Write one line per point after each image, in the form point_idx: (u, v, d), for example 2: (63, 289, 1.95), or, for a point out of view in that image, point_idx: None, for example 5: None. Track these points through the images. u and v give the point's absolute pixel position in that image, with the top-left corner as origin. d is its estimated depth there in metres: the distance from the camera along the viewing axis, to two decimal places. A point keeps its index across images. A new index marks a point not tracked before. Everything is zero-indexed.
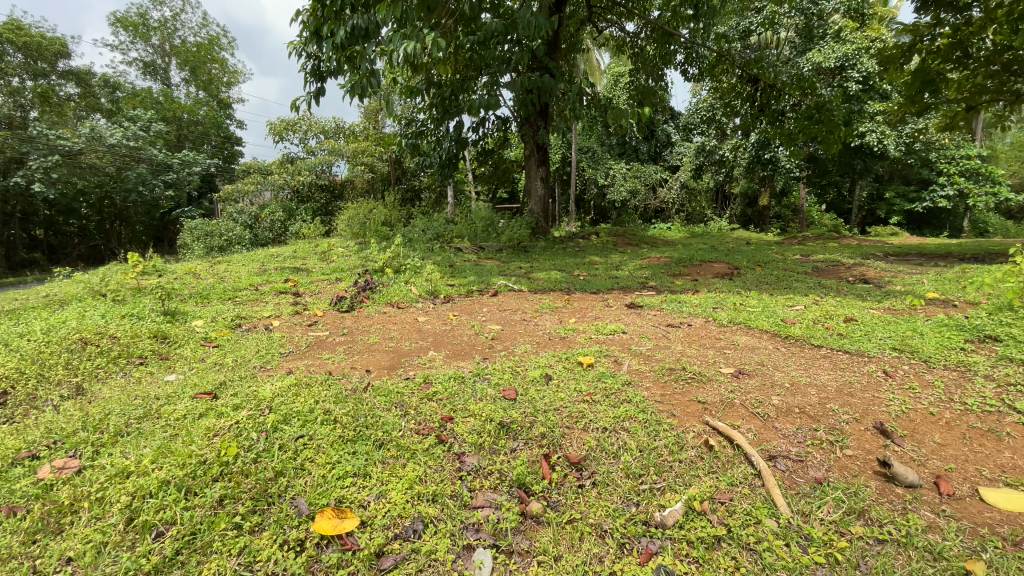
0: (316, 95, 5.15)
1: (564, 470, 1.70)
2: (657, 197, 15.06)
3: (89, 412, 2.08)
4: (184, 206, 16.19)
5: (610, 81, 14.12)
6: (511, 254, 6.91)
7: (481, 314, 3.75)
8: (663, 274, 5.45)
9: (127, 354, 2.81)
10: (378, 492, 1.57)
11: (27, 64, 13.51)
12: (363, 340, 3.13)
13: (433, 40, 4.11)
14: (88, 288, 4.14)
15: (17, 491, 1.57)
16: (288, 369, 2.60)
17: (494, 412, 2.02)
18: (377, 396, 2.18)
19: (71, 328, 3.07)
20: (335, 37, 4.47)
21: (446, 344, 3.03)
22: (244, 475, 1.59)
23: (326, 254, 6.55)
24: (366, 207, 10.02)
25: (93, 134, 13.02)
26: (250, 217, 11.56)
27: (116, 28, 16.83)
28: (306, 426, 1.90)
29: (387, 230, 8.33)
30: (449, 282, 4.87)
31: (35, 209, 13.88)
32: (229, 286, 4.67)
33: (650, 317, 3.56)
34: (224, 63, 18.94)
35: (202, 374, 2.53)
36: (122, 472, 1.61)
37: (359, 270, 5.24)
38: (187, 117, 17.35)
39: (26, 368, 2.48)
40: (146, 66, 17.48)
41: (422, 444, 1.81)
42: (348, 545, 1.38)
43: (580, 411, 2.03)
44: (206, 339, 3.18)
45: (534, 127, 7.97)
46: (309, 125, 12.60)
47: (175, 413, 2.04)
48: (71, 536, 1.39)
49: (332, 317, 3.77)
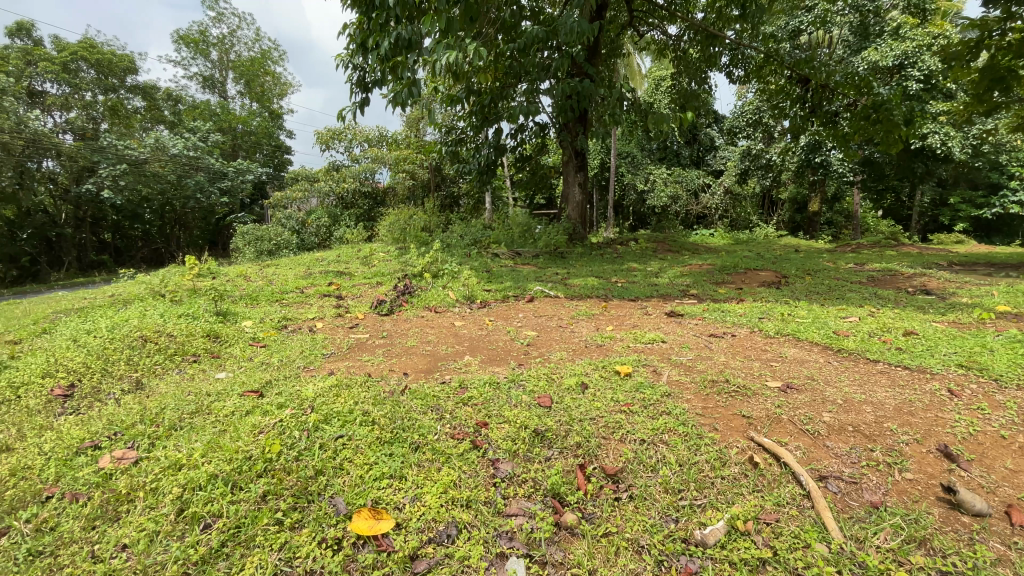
0: (361, 105, 5.34)
1: (599, 482, 1.66)
2: (700, 203, 14.66)
3: (146, 406, 2.20)
4: (237, 211, 17.06)
5: (650, 84, 13.94)
6: (548, 260, 6.88)
7: (517, 321, 3.74)
8: (705, 281, 5.31)
9: (183, 351, 2.98)
10: (414, 495, 1.58)
11: (99, 80, 14.51)
12: (400, 343, 3.19)
13: (474, 49, 4.15)
14: (149, 289, 4.42)
15: (80, 478, 1.68)
16: (330, 370, 2.68)
17: (530, 420, 2.01)
18: (413, 399, 2.21)
19: (134, 325, 3.28)
20: (380, 48, 4.62)
21: (481, 349, 3.03)
22: (286, 472, 1.65)
23: (368, 259, 6.74)
24: (406, 213, 10.24)
25: (157, 145, 14.06)
26: (298, 223, 12.10)
27: (180, 44, 17.95)
28: (345, 427, 1.94)
29: (426, 235, 8.49)
30: (485, 287, 4.89)
31: (103, 214, 14.67)
32: (277, 289, 4.87)
33: (692, 326, 3.45)
34: (276, 76, 19.93)
35: (250, 373, 2.64)
36: (174, 465, 1.69)
37: (398, 275, 5.34)
38: (241, 127, 18.35)
39: (92, 364, 2.67)
40: (205, 80, 18.53)
41: (457, 449, 1.82)
42: (383, 547, 1.40)
43: (617, 421, 1.99)
44: (254, 339, 3.32)
45: (572, 133, 7.94)
46: (353, 134, 12.99)
47: (224, 410, 2.13)
48: (127, 524, 1.47)
49: (372, 320, 3.87)
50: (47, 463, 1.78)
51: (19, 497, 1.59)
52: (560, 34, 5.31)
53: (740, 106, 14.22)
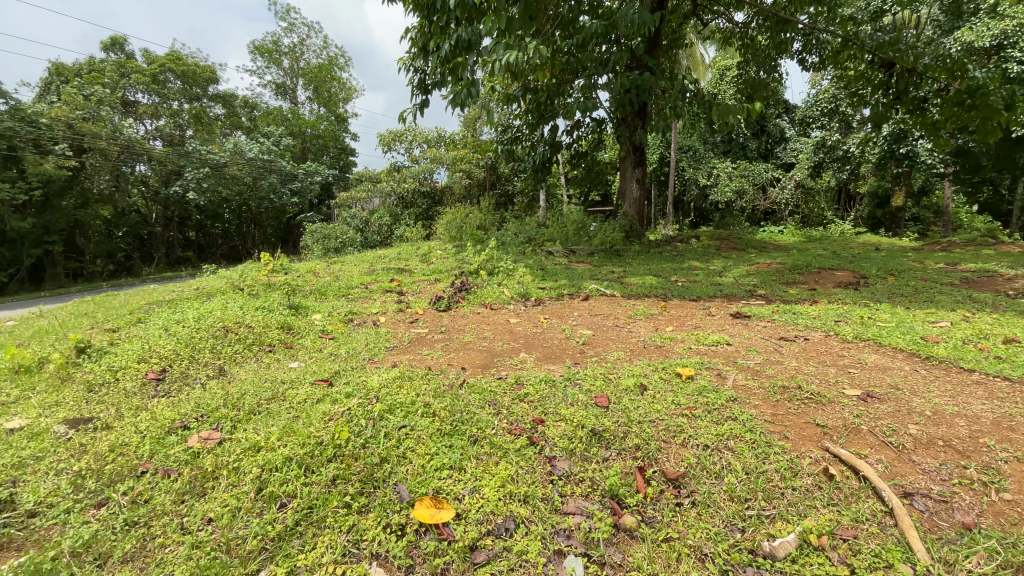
0: (421, 107, 5.49)
1: (660, 486, 1.63)
2: (768, 198, 13.89)
3: (229, 391, 2.39)
4: (306, 211, 18.06)
5: (714, 75, 13.36)
6: (604, 258, 6.80)
7: (572, 319, 3.72)
8: (774, 281, 5.04)
9: (260, 341, 3.20)
10: (472, 487, 1.62)
11: (185, 90, 15.75)
12: (458, 338, 3.26)
13: (534, 47, 4.15)
14: (230, 284, 4.77)
15: (172, 456, 1.85)
16: (392, 362, 2.79)
17: (588, 419, 1.99)
18: (471, 394, 2.25)
19: (217, 317, 3.56)
20: (440, 51, 4.74)
21: (537, 347, 3.04)
22: (354, 458, 1.74)
23: (427, 257, 6.93)
24: (463, 212, 10.41)
25: (235, 149, 15.14)
26: (362, 222, 12.84)
27: (256, 55, 19.20)
28: (408, 417, 2.02)
29: (481, 233, 8.62)
30: (540, 284, 4.90)
31: (189, 214, 15.88)
32: (343, 285, 5.12)
33: (759, 329, 3.29)
34: (342, 81, 20.88)
35: (320, 363, 2.80)
36: (254, 447, 1.83)
37: (455, 272, 5.46)
38: (310, 131, 19.43)
39: (182, 351, 2.93)
40: (278, 87, 19.71)
41: (514, 445, 1.84)
42: (444, 536, 1.44)
43: (678, 425, 1.94)
44: (323, 331, 3.51)
45: (631, 128, 7.75)
46: (413, 135, 13.37)
47: (297, 397, 2.27)
48: (212, 499, 1.60)
49: (431, 315, 3.99)
50: (144, 441, 1.96)
51: (118, 471, 1.77)
52: (619, 27, 5.19)
53: (814, 94, 13.34)
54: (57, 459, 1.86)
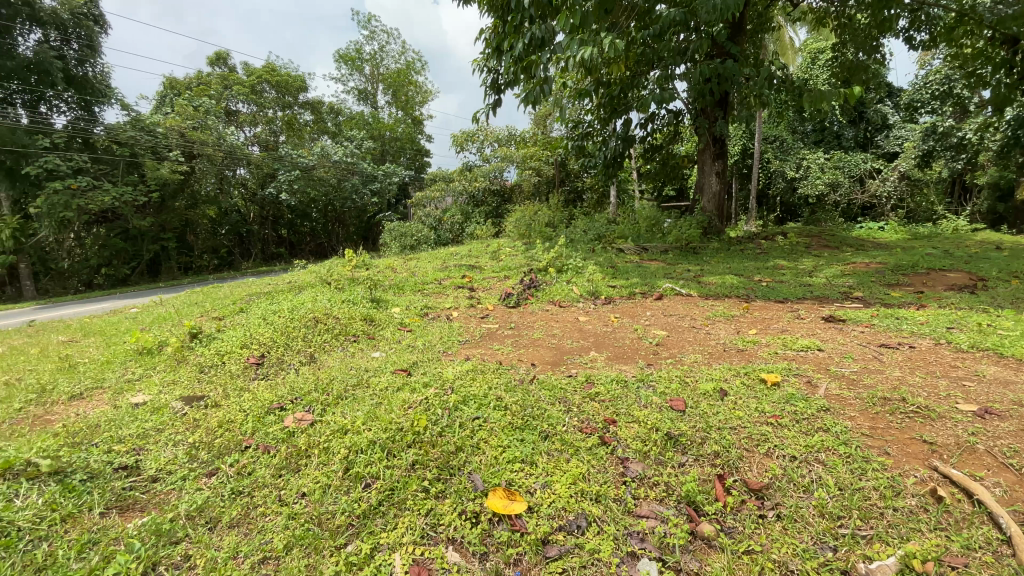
0: (494, 107, 5.58)
1: (740, 496, 1.55)
2: (866, 190, 12.70)
3: (319, 377, 2.59)
4: (385, 210, 19.01)
5: (805, 59, 12.39)
6: (678, 256, 6.56)
7: (645, 319, 3.62)
8: (873, 283, 4.59)
9: (345, 332, 3.43)
10: (544, 482, 1.64)
11: (279, 98, 17.11)
12: (528, 335, 3.30)
13: (610, 41, 4.08)
14: (318, 278, 5.15)
15: (271, 433, 2.04)
16: (466, 356, 2.88)
17: (662, 422, 1.94)
18: (542, 390, 2.27)
19: (307, 308, 3.85)
20: (514, 50, 4.80)
21: (608, 346, 3.00)
22: (432, 446, 1.82)
23: (497, 254, 7.05)
24: (532, 209, 10.45)
25: (322, 153, 16.26)
26: (435, 220, 13.45)
27: (341, 63, 20.44)
28: (481, 409, 2.08)
29: (550, 230, 8.61)
30: (611, 282, 4.82)
31: (281, 213, 17.28)
32: (419, 280, 5.34)
33: (854, 334, 3.02)
34: (418, 84, 21.70)
35: (399, 353, 2.94)
36: (341, 430, 1.97)
37: (525, 269, 5.50)
38: (389, 134, 20.42)
39: (278, 339, 3.21)
40: (360, 93, 20.87)
41: (586, 443, 1.83)
42: (517, 527, 1.47)
43: (762, 434, 1.84)
44: (401, 324, 3.70)
45: (710, 119, 7.39)
46: (485, 134, 13.62)
47: (379, 384, 2.42)
48: (306, 475, 1.74)
49: (501, 311, 4.06)
50: (248, 418, 2.18)
51: (225, 445, 1.98)
52: (699, 13, 4.96)
53: (923, 75, 11.97)
54: (174, 431, 2.11)
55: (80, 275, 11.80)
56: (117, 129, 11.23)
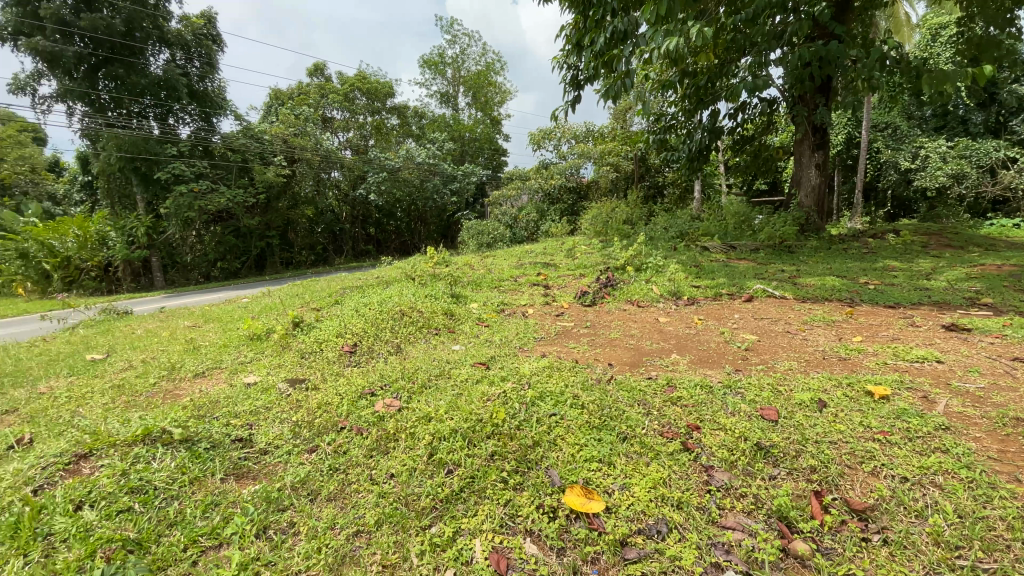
0: (573, 104, 5.55)
1: (840, 516, 1.43)
2: (998, 182, 10.86)
3: (405, 366, 2.74)
4: (463, 209, 19.59)
5: (924, 37, 11.05)
6: (770, 255, 6.13)
7: (732, 321, 3.43)
8: (1009, 288, 4.00)
9: (428, 325, 3.59)
10: (622, 483, 1.62)
11: (368, 104, 18.22)
12: (605, 334, 3.26)
13: (698, 29, 3.88)
14: (403, 274, 5.44)
15: (362, 416, 2.21)
16: (542, 353, 2.91)
17: (751, 431, 1.84)
18: (620, 390, 2.24)
19: (393, 302, 4.08)
20: (595, 45, 4.76)
21: (691, 349, 2.88)
22: (510, 438, 1.88)
23: (572, 252, 7.01)
24: (610, 206, 10.23)
25: (407, 155, 17.11)
26: (511, 218, 13.65)
27: (425, 68, 21.30)
28: (558, 406, 2.10)
29: (629, 228, 8.41)
30: (694, 282, 4.62)
31: (369, 212, 18.40)
32: (496, 277, 5.46)
33: (984, 346, 2.66)
34: (497, 85, 22.09)
35: (478, 347, 3.04)
36: (426, 417, 2.09)
37: (601, 267, 5.43)
38: (468, 135, 21.02)
39: (368, 329, 3.45)
40: (442, 96, 21.65)
41: (667, 448, 1.79)
42: (594, 526, 1.46)
43: (867, 450, 1.68)
44: (479, 318, 3.81)
45: (809, 106, 6.81)
46: (562, 131, 13.56)
47: (460, 376, 2.52)
48: (394, 458, 1.86)
49: (577, 310, 4.04)
50: (343, 401, 2.37)
51: (324, 425, 2.16)
52: None
53: None
54: (281, 410, 2.35)
55: (199, 269, 13.20)
56: (231, 138, 12.60)
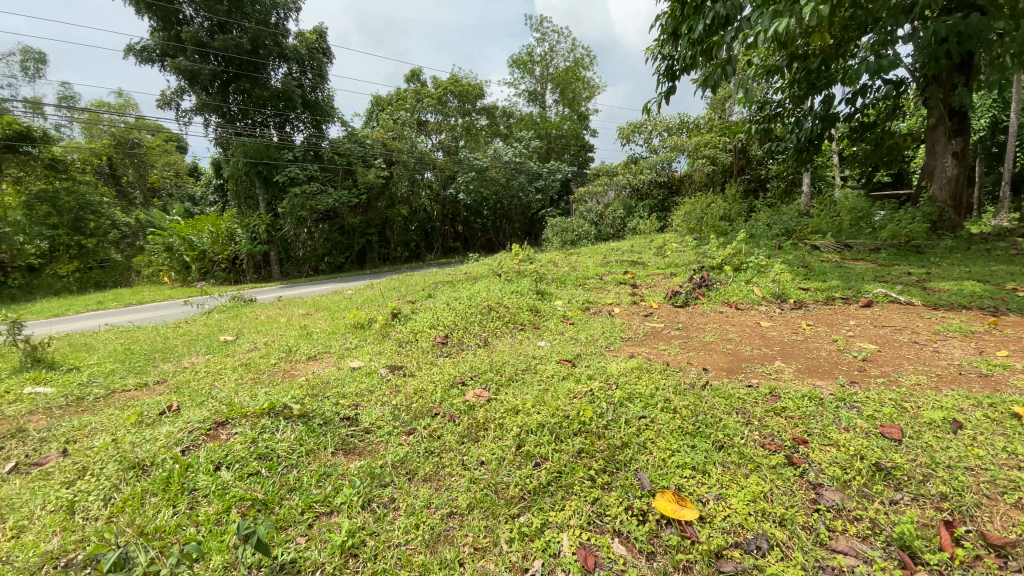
0: (667, 95, 5.32)
1: (977, 551, 1.26)
2: None
3: (493, 359, 2.83)
4: (548, 206, 19.66)
5: None
6: (893, 255, 5.44)
7: (846, 328, 3.11)
8: None
9: (514, 320, 3.67)
10: (718, 493, 1.55)
11: (460, 107, 18.88)
12: (698, 337, 3.11)
13: (813, 7, 3.51)
14: (490, 270, 5.60)
15: (454, 405, 2.32)
16: (630, 353, 2.85)
17: (869, 450, 1.67)
18: (716, 397, 2.13)
19: (482, 297, 4.23)
20: (694, 33, 4.52)
21: (797, 357, 2.66)
22: (598, 437, 1.87)
23: (663, 249, 6.76)
24: (704, 201, 9.68)
25: (495, 155, 17.59)
26: (597, 215, 13.46)
27: (514, 68, 21.58)
28: (648, 408, 2.05)
29: (725, 224, 7.92)
30: (801, 284, 4.24)
31: (458, 210, 19.12)
32: (581, 275, 5.42)
33: None
34: (586, 80, 21.80)
35: (564, 344, 3.05)
36: (514, 410, 2.15)
37: (694, 266, 5.18)
38: (555, 132, 21.01)
39: (458, 323, 3.60)
40: (530, 95, 21.82)
41: (769, 460, 1.68)
42: (687, 534, 1.42)
43: (1014, 481, 1.46)
44: (565, 316, 3.81)
45: (946, 87, 5.98)
46: (654, 125, 13.05)
47: (547, 371, 2.55)
48: (484, 446, 1.94)
49: (667, 310, 3.89)
50: (437, 389, 2.50)
51: (419, 410, 2.30)
52: None
53: None
54: (381, 393, 2.54)
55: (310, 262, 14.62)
56: (338, 143, 13.75)
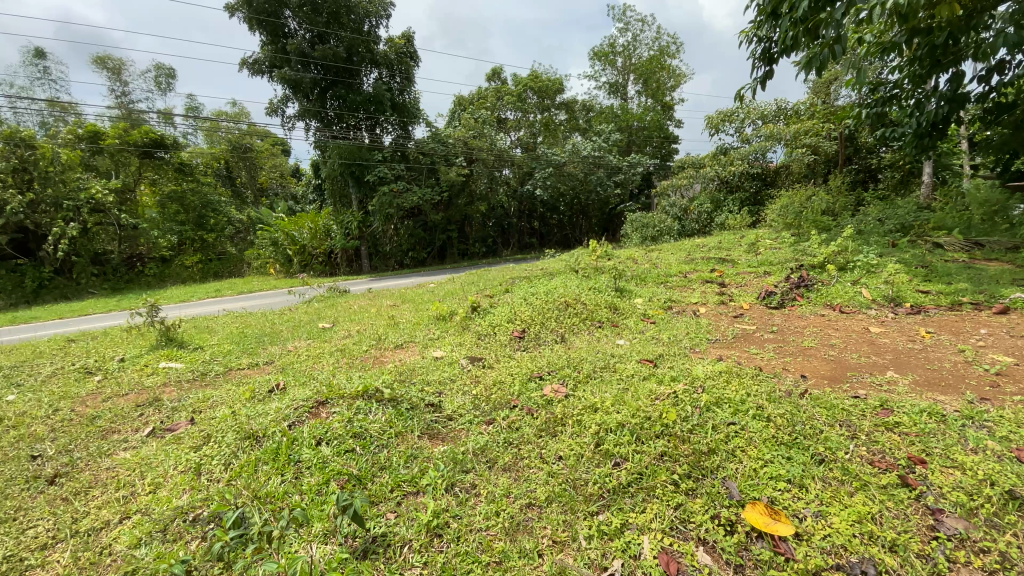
0: (763, 81, 4.94)
1: None
2: None
3: (571, 355, 2.83)
4: (628, 201, 19.16)
5: None
6: None
7: (976, 337, 2.72)
8: None
9: (592, 317, 3.63)
10: (817, 510, 1.44)
11: (539, 102, 18.90)
12: (795, 341, 2.87)
13: None
14: (567, 266, 5.57)
15: (533, 399, 2.35)
16: (717, 356, 2.71)
17: (1002, 475, 1.47)
18: (816, 406, 1.98)
19: (560, 293, 4.22)
20: (796, 11, 4.14)
21: (914, 368, 2.37)
22: (682, 441, 1.81)
23: (755, 245, 6.33)
24: (803, 194, 8.87)
25: (573, 150, 17.55)
26: (681, 210, 12.88)
27: (595, 60, 21.12)
28: (737, 415, 1.94)
29: (828, 219, 7.22)
30: (920, 286, 3.77)
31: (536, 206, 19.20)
32: (663, 272, 5.23)
33: None
34: (671, 69, 20.88)
35: (645, 343, 2.97)
36: (593, 407, 2.14)
37: (790, 265, 4.79)
38: (637, 124, 20.35)
39: (536, 318, 3.63)
40: (612, 87, 21.28)
41: (877, 479, 1.53)
42: (781, 550, 1.33)
43: None
44: (645, 315, 3.70)
45: None
46: (746, 113, 12.19)
47: (626, 370, 2.50)
48: (562, 442, 1.94)
49: (759, 312, 3.64)
50: (516, 382, 2.55)
51: (499, 401, 2.37)
52: None
53: None
54: (462, 383, 2.64)
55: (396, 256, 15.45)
56: (423, 142, 14.37)
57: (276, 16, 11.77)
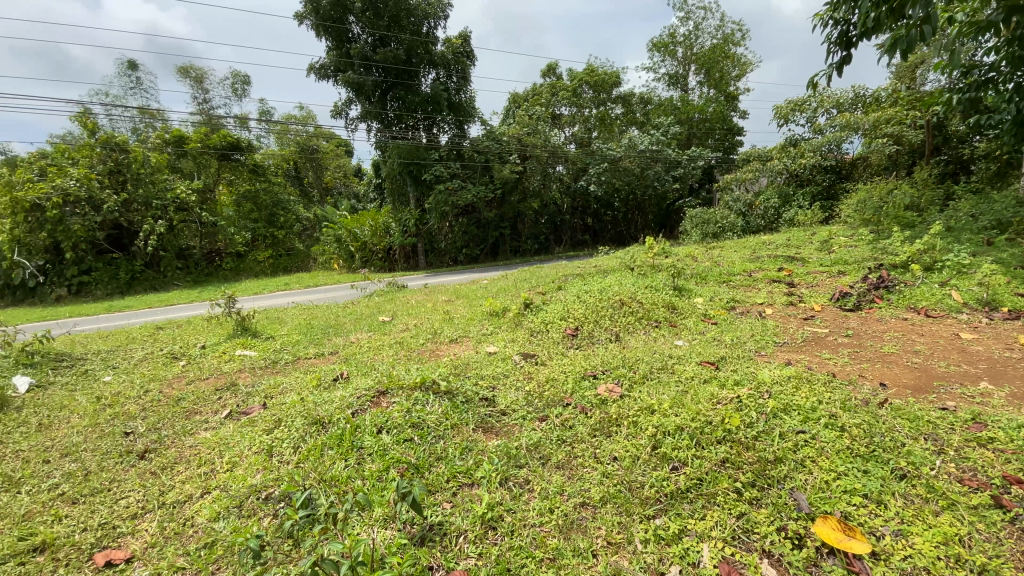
0: (839, 66, 4.60)
1: None
2: None
3: (626, 355, 2.77)
4: (687, 197, 18.47)
5: None
6: None
7: None
8: None
9: (648, 316, 3.54)
10: (897, 528, 1.34)
11: (595, 97, 18.61)
12: (873, 347, 2.67)
13: None
14: (622, 264, 5.46)
15: (587, 398, 2.33)
16: (785, 360, 2.56)
17: None
18: (896, 417, 1.83)
19: (614, 291, 4.15)
20: None
21: (1014, 379, 2.13)
22: (746, 448, 1.73)
23: (827, 243, 5.91)
24: (883, 187, 8.19)
25: (630, 144, 17.13)
26: (745, 206, 12.26)
27: (654, 51, 20.48)
28: (807, 423, 1.83)
29: (913, 214, 6.62)
30: (1022, 289, 3.38)
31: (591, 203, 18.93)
32: (726, 270, 5.01)
33: None
34: (736, 57, 19.89)
35: (705, 345, 2.86)
36: (649, 409, 2.09)
37: (869, 264, 4.44)
38: (698, 116, 19.55)
39: (590, 316, 3.59)
40: (671, 78, 20.57)
41: (968, 499, 1.39)
42: (854, 568, 1.25)
43: None
44: (706, 315, 3.56)
45: None
46: (819, 101, 11.40)
47: (686, 372, 2.43)
48: (617, 443, 1.92)
49: (832, 314, 3.40)
50: (570, 380, 2.54)
51: (553, 398, 2.36)
52: None
53: None
54: (516, 379, 2.66)
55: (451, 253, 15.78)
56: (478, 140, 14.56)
57: (341, 22, 12.25)
